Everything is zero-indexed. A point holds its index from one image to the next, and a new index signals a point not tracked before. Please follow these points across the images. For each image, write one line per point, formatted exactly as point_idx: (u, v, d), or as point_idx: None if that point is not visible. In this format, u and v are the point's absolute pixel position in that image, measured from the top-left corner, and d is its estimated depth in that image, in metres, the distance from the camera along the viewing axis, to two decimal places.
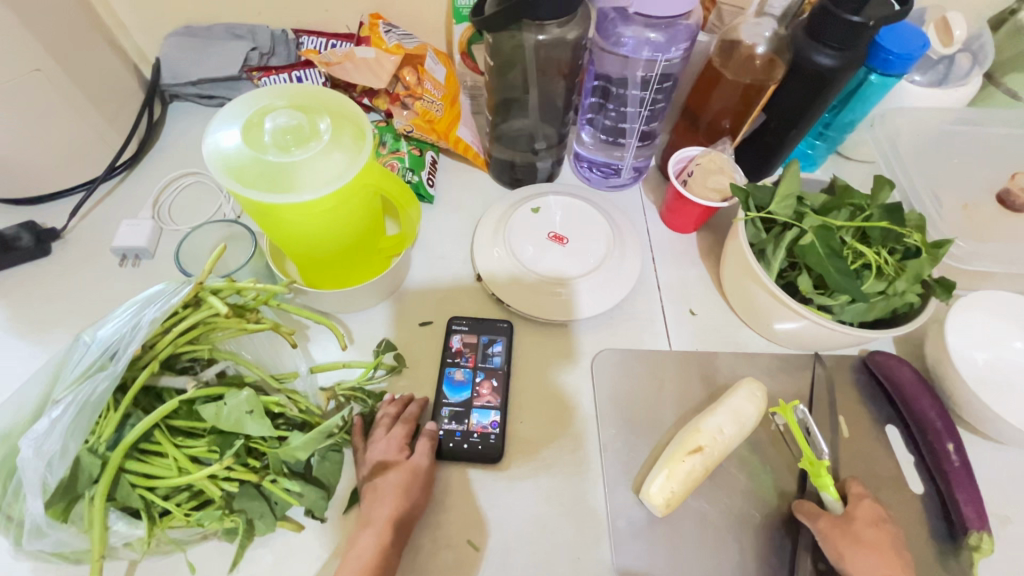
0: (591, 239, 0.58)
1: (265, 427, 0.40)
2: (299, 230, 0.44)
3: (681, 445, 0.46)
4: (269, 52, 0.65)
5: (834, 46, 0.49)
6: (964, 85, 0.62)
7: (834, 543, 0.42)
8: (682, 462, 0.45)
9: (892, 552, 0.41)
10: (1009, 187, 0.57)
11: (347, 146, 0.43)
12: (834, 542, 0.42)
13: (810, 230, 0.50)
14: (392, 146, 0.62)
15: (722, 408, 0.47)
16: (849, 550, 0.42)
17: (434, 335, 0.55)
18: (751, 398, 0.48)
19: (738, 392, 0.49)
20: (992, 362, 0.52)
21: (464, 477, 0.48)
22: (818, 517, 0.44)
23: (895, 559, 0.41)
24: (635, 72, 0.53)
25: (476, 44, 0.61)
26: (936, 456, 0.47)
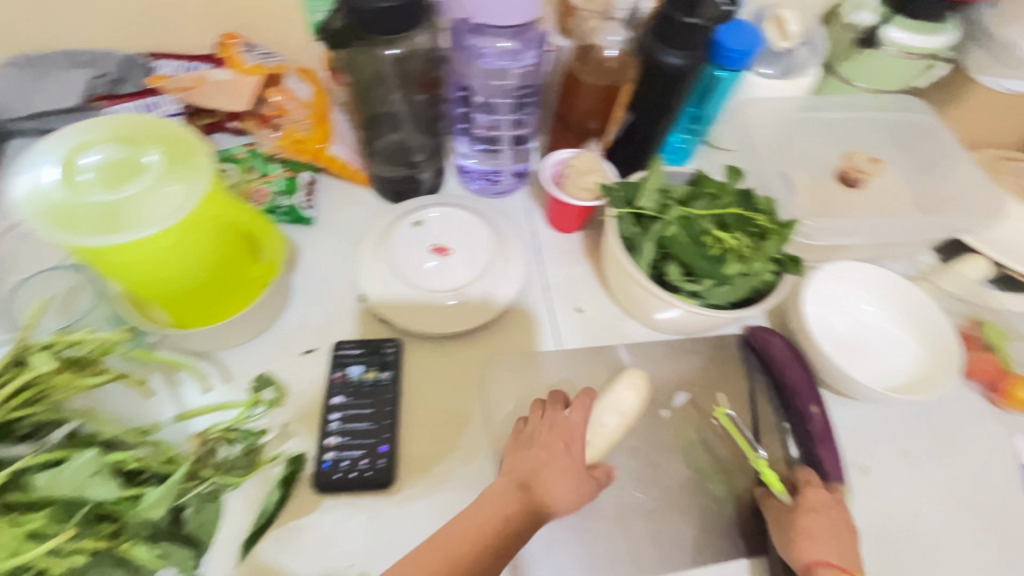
0: (473, 248, 0.59)
1: (114, 489, 0.37)
2: (146, 269, 0.42)
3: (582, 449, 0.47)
4: (119, 79, 0.60)
5: (678, 47, 0.52)
6: (805, 74, 0.65)
7: (784, 537, 0.46)
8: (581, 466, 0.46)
9: (835, 539, 0.45)
10: (846, 167, 0.63)
11: (182, 175, 0.41)
12: (785, 537, 0.46)
13: (674, 222, 0.53)
14: (262, 170, 0.59)
15: (605, 401, 0.49)
16: (798, 543, 0.45)
17: (320, 362, 0.53)
18: (632, 387, 0.49)
19: (622, 383, 0.50)
20: (845, 325, 0.58)
21: (357, 505, 0.46)
22: (768, 511, 0.48)
23: (838, 545, 0.45)
24: (493, 82, 0.55)
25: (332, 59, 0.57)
26: (804, 418, 0.51)
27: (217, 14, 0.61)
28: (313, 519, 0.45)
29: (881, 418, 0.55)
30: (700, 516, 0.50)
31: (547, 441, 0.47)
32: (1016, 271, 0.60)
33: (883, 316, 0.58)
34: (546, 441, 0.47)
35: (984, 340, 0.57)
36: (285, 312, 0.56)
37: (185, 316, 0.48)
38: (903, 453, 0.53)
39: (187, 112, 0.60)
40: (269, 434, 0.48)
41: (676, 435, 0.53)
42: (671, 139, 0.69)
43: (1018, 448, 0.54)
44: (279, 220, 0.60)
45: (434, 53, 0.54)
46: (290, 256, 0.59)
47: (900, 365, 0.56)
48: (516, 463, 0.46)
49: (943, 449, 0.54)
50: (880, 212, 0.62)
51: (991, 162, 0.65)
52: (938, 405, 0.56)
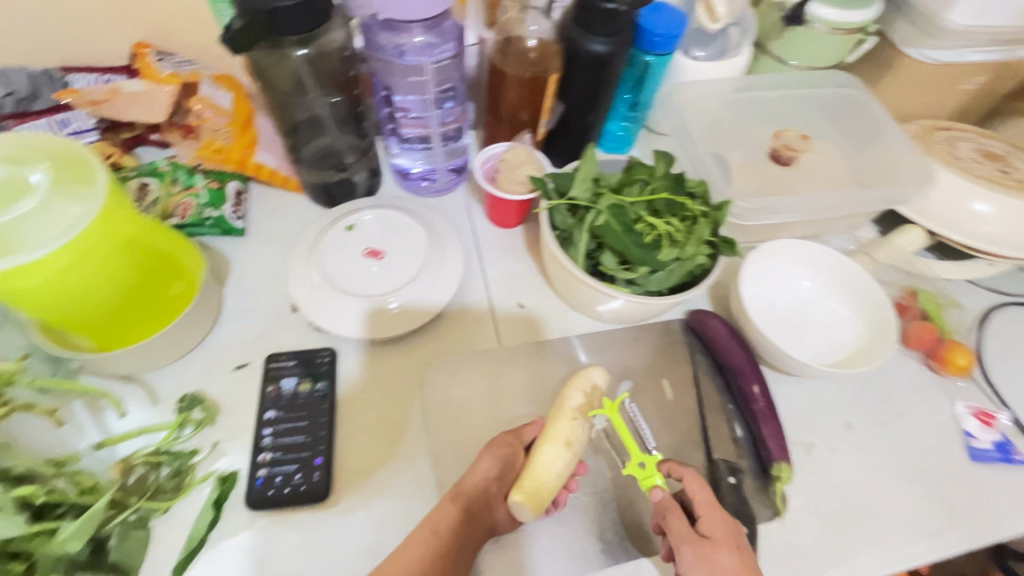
0: (408, 250, 0.58)
1: (20, 525, 0.35)
2: (44, 296, 0.39)
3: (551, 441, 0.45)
4: (29, 96, 0.56)
5: (602, 33, 0.52)
6: (739, 54, 0.66)
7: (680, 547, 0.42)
8: (551, 456, 0.44)
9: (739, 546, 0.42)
10: (777, 145, 0.64)
11: (79, 195, 0.39)
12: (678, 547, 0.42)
13: (604, 210, 0.51)
14: (185, 183, 0.57)
15: (572, 395, 0.48)
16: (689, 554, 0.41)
17: (253, 376, 0.52)
18: (589, 381, 0.49)
19: (582, 376, 0.49)
20: (786, 302, 0.58)
21: (293, 521, 0.45)
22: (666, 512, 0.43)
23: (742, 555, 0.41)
24: (413, 78, 0.53)
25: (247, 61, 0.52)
26: (746, 399, 0.51)
27: (131, 24, 0.59)
28: (244, 539, 0.44)
29: (823, 393, 0.55)
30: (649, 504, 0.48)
31: (503, 457, 0.45)
32: (949, 240, 0.61)
33: (821, 291, 0.59)
34: (502, 457, 0.45)
35: (920, 308, 0.59)
36: (217, 327, 0.54)
37: (101, 341, 0.46)
38: (846, 426, 0.54)
39: (102, 128, 0.59)
40: (200, 454, 0.47)
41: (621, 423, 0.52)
42: (608, 127, 0.69)
43: (958, 413, 0.55)
44: (205, 232, 0.58)
45: (348, 50, 0.52)
46: (220, 270, 0.58)
47: (840, 339, 0.56)
48: (472, 484, 0.44)
49: (885, 420, 0.54)
50: (818, 187, 0.62)
51: (923, 133, 0.66)
52: (879, 376, 0.57)
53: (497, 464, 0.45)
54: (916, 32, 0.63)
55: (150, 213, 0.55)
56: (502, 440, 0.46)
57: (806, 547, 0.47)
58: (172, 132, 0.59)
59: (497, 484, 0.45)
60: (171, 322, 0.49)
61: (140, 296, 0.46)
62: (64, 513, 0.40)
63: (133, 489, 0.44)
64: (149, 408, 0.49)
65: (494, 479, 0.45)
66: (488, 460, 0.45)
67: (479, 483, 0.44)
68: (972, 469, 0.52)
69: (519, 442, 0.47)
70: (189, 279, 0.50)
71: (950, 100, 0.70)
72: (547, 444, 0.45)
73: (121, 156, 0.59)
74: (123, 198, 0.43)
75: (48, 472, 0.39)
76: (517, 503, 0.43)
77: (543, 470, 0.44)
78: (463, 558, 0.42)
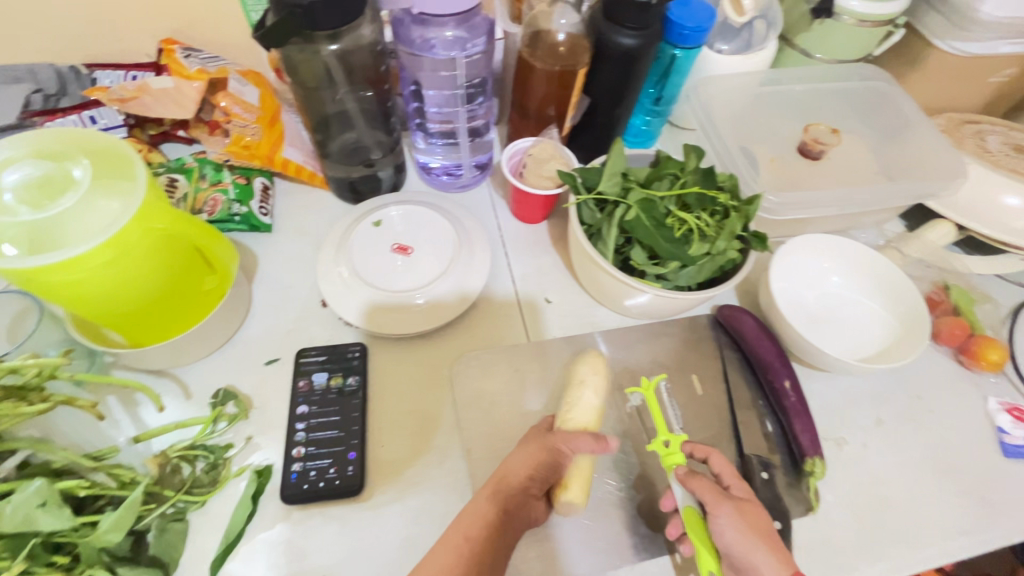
0: (435, 246, 0.58)
1: (65, 518, 0.36)
2: (83, 291, 0.40)
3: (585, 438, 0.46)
4: (57, 93, 0.57)
5: (632, 26, 0.52)
6: (764, 48, 0.66)
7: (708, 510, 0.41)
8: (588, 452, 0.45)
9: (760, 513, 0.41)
10: (806, 140, 0.62)
11: (120, 191, 0.40)
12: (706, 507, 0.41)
13: (634, 205, 0.51)
14: (213, 179, 0.57)
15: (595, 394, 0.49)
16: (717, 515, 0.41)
17: (284, 371, 0.52)
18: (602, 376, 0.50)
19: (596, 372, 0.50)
20: (815, 298, 0.58)
21: (328, 515, 0.45)
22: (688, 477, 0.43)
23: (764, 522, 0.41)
24: (441, 73, 0.53)
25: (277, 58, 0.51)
26: (777, 394, 0.51)
27: (159, 20, 0.59)
28: (279, 532, 0.44)
29: (853, 389, 0.55)
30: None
31: (546, 456, 0.44)
32: (978, 234, 0.60)
33: (850, 286, 0.59)
34: (545, 457, 0.44)
35: (952, 303, 0.58)
36: (247, 322, 0.54)
37: (137, 335, 0.46)
38: (877, 421, 0.53)
39: (129, 124, 0.59)
40: (233, 448, 0.47)
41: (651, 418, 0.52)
42: (633, 122, 0.69)
43: (991, 409, 0.54)
44: (234, 228, 0.59)
45: (378, 45, 0.52)
46: (249, 265, 0.58)
47: (870, 334, 0.56)
48: (512, 482, 0.43)
49: (916, 415, 0.54)
50: (846, 181, 0.62)
51: (952, 126, 0.65)
52: (910, 371, 0.56)
53: (537, 463, 0.44)
54: (946, 24, 0.62)
55: (179, 208, 0.56)
56: (541, 437, 0.45)
57: (840, 542, 0.47)
58: (199, 129, 0.58)
59: (536, 483, 0.44)
60: (205, 318, 0.49)
61: (177, 291, 0.46)
62: (103, 507, 0.41)
63: (168, 481, 0.44)
64: (183, 403, 0.49)
65: (534, 479, 0.43)
66: (524, 458, 0.44)
67: (516, 484, 0.43)
68: (1006, 465, 0.52)
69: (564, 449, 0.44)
70: (222, 275, 0.50)
71: (978, 93, 0.69)
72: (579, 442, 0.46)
73: (149, 153, 0.60)
74: (161, 194, 0.43)
75: (87, 465, 0.40)
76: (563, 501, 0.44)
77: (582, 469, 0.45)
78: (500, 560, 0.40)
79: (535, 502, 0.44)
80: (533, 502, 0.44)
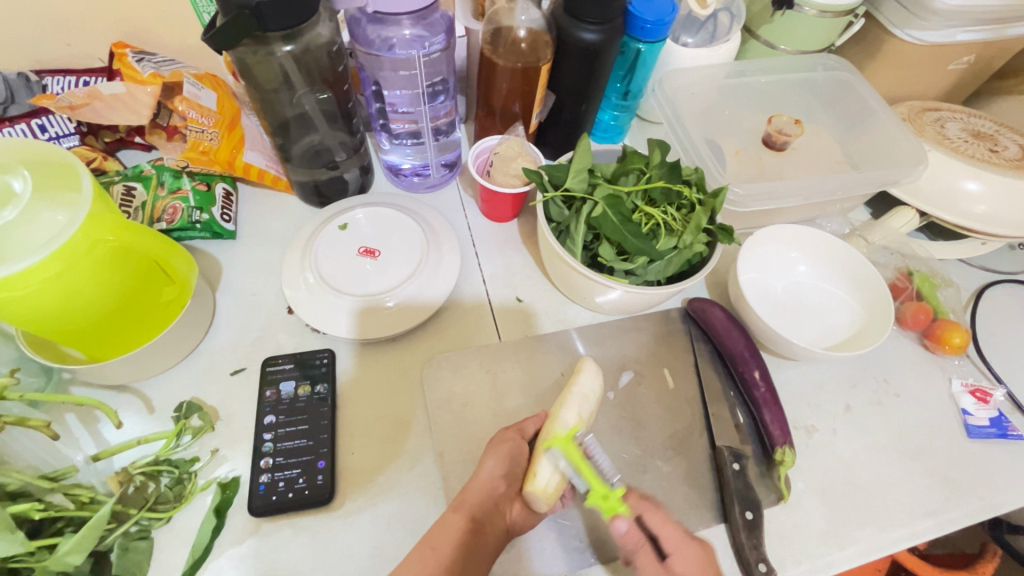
0: (403, 248, 0.57)
1: (19, 543, 0.34)
2: (29, 308, 0.38)
3: (566, 434, 0.44)
4: (5, 101, 0.54)
5: (592, 21, 0.51)
6: (728, 41, 0.66)
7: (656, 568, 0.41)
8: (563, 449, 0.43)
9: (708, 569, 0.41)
10: (769, 131, 0.63)
11: (65, 202, 0.39)
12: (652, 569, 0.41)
13: (600, 201, 0.51)
14: (172, 186, 0.56)
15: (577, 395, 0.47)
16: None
17: (250, 381, 0.51)
18: (589, 378, 0.48)
19: (579, 374, 0.48)
20: (784, 287, 0.58)
21: (297, 526, 0.44)
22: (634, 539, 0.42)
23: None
24: (402, 72, 0.52)
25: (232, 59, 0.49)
26: (747, 385, 0.51)
27: (108, 23, 0.57)
28: (248, 546, 0.43)
29: (822, 377, 0.56)
30: (656, 493, 0.48)
31: (506, 454, 0.44)
32: (941, 220, 0.61)
33: (817, 274, 0.59)
34: (506, 454, 0.44)
35: (915, 289, 0.59)
36: (211, 332, 0.53)
37: (93, 351, 0.45)
38: (846, 408, 0.54)
39: (82, 131, 0.57)
40: (199, 462, 0.46)
41: (624, 414, 0.52)
42: (600, 117, 0.69)
43: (954, 391, 0.56)
44: (195, 236, 0.57)
45: (335, 45, 0.51)
46: (212, 274, 0.56)
47: (837, 322, 0.56)
48: (478, 487, 0.43)
49: (883, 400, 0.55)
50: (811, 171, 0.62)
51: (913, 114, 0.66)
52: (876, 357, 0.57)
53: (502, 462, 0.44)
54: (904, 13, 0.63)
55: (138, 218, 0.54)
56: (503, 436, 0.46)
57: (811, 528, 0.48)
58: (155, 134, 0.56)
59: (504, 483, 0.44)
60: (164, 330, 0.48)
61: (132, 304, 0.45)
62: (62, 528, 0.39)
63: (131, 501, 0.42)
64: (146, 418, 0.48)
65: (501, 478, 0.44)
66: (492, 460, 0.44)
67: (484, 485, 0.43)
68: (970, 446, 0.53)
69: (519, 437, 0.46)
70: (181, 285, 0.49)
71: (938, 80, 0.70)
72: (553, 437, 0.44)
73: (104, 159, 0.57)
74: (111, 205, 0.42)
75: (44, 486, 0.38)
76: (533, 494, 0.42)
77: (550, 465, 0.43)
78: (475, 565, 0.39)
79: (508, 503, 0.44)
80: (506, 503, 0.44)
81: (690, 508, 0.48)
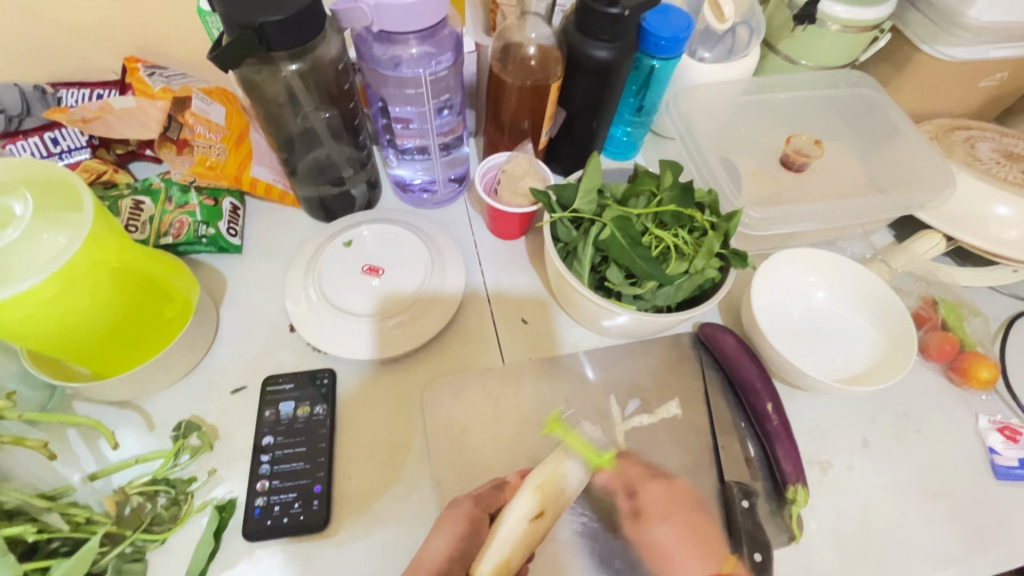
0: (406, 266, 0.56)
1: (11, 568, 0.34)
2: (28, 328, 0.38)
3: (519, 515, 0.45)
4: (21, 114, 0.54)
5: (604, 38, 0.50)
6: (747, 55, 0.64)
7: None
8: (516, 533, 0.44)
9: None
10: (788, 151, 0.61)
11: (67, 223, 0.39)
12: None
13: (609, 223, 0.49)
14: (180, 200, 0.55)
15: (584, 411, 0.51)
16: None
17: (249, 400, 0.50)
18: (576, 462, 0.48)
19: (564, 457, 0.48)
20: (802, 313, 0.56)
21: (290, 552, 0.44)
22: None
23: None
24: (408, 89, 0.51)
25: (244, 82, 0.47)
26: (759, 417, 0.49)
27: (121, 36, 0.57)
28: (241, 571, 0.43)
29: (839, 408, 0.53)
30: (665, 501, 0.47)
31: (464, 532, 0.44)
32: (969, 245, 0.59)
33: (837, 301, 0.57)
34: (461, 533, 0.44)
35: (941, 319, 0.56)
36: (214, 347, 0.53)
37: (97, 367, 0.45)
38: (863, 443, 0.52)
39: (93, 145, 0.57)
40: (196, 482, 0.46)
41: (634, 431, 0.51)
42: (613, 132, 0.67)
43: (981, 428, 0.53)
44: (201, 250, 0.57)
45: (343, 62, 0.50)
46: (217, 289, 0.56)
47: (857, 352, 0.54)
48: (429, 563, 0.43)
49: (905, 436, 0.52)
50: (830, 192, 0.60)
51: (941, 133, 0.63)
52: (898, 390, 0.54)
53: (456, 540, 0.44)
54: (933, 28, 0.60)
55: (144, 231, 0.54)
56: (465, 510, 0.45)
57: (823, 571, 0.45)
58: (165, 147, 0.56)
59: (459, 564, 0.43)
60: (165, 347, 0.48)
61: (133, 323, 0.44)
62: (56, 549, 0.39)
63: (127, 521, 0.43)
64: (145, 435, 0.48)
65: (456, 559, 0.43)
66: (445, 536, 0.44)
67: (436, 560, 0.43)
68: (997, 487, 0.50)
69: (484, 514, 0.45)
70: (182, 302, 0.49)
71: (969, 97, 0.67)
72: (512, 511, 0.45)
73: (114, 172, 0.57)
74: (113, 224, 0.42)
75: (40, 506, 0.38)
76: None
77: (506, 541, 0.44)
78: None
79: None
80: None
81: (694, 536, 0.46)
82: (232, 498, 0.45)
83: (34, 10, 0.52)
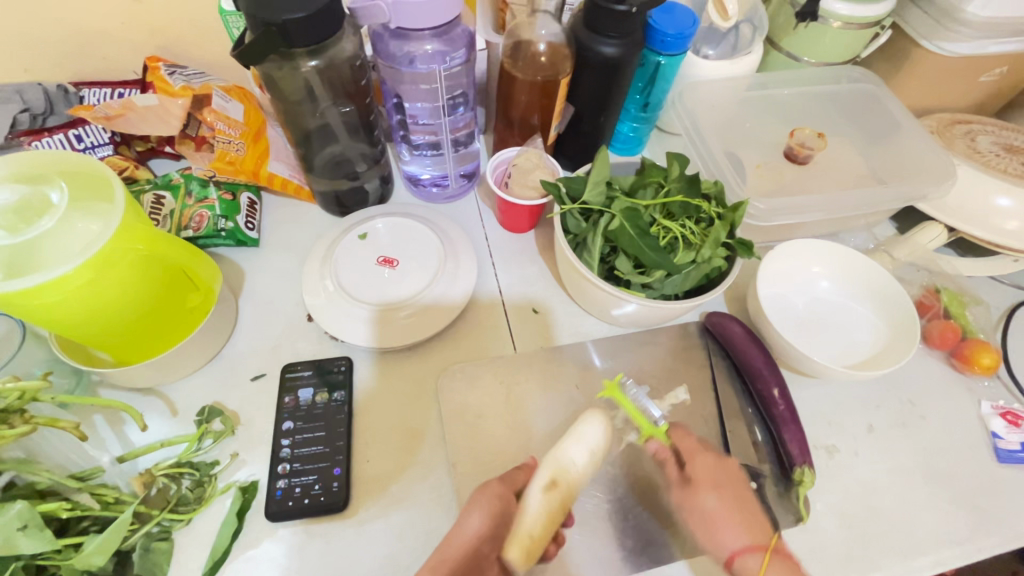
0: (420, 258, 0.58)
1: (46, 542, 0.36)
2: (62, 313, 0.40)
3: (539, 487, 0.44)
4: (45, 112, 0.56)
5: (613, 35, 0.51)
6: (750, 52, 0.66)
7: None
8: (540, 511, 0.43)
9: None
10: (791, 145, 0.62)
11: (98, 213, 0.40)
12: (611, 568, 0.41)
13: (618, 214, 0.51)
14: (200, 195, 0.57)
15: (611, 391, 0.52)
16: None
17: (268, 388, 0.52)
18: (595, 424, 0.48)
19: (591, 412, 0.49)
20: (807, 303, 0.57)
21: (311, 532, 0.45)
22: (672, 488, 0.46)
23: None
24: (422, 85, 0.53)
25: (264, 79, 0.49)
26: (766, 402, 0.50)
27: (143, 37, 0.59)
28: (264, 550, 0.44)
29: (843, 395, 0.54)
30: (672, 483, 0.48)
31: (498, 511, 0.43)
32: (971, 236, 0.60)
33: (840, 290, 0.58)
34: (495, 511, 0.43)
35: (943, 308, 0.57)
36: (233, 338, 0.54)
37: (122, 354, 0.47)
38: (868, 428, 0.53)
39: (115, 142, 0.59)
40: (219, 465, 0.47)
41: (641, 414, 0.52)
42: (620, 128, 0.68)
43: (984, 413, 0.54)
44: (220, 243, 0.58)
45: (359, 59, 0.52)
46: (236, 281, 0.58)
47: (861, 339, 0.55)
48: (461, 539, 0.41)
49: (908, 422, 0.53)
50: (833, 184, 0.61)
51: (942, 127, 0.65)
52: (901, 377, 0.56)
53: (488, 518, 0.42)
54: (932, 24, 0.62)
55: (166, 225, 0.56)
56: (494, 489, 0.44)
57: (829, 552, 0.47)
58: (184, 144, 0.57)
59: (489, 542, 0.42)
60: (188, 335, 0.49)
61: (159, 310, 0.46)
62: (88, 527, 0.41)
63: (153, 502, 0.44)
64: (169, 420, 0.49)
65: (486, 537, 0.42)
66: (478, 510, 0.42)
67: (470, 537, 0.41)
68: (999, 470, 0.51)
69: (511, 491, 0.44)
70: (205, 291, 0.50)
71: (969, 92, 0.68)
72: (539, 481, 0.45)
73: (135, 169, 0.59)
74: (142, 215, 0.44)
75: (72, 486, 0.40)
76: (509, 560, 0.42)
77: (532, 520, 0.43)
78: None
79: (490, 565, 0.42)
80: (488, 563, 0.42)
81: None
82: (253, 482, 0.46)
83: (62, 13, 0.54)
